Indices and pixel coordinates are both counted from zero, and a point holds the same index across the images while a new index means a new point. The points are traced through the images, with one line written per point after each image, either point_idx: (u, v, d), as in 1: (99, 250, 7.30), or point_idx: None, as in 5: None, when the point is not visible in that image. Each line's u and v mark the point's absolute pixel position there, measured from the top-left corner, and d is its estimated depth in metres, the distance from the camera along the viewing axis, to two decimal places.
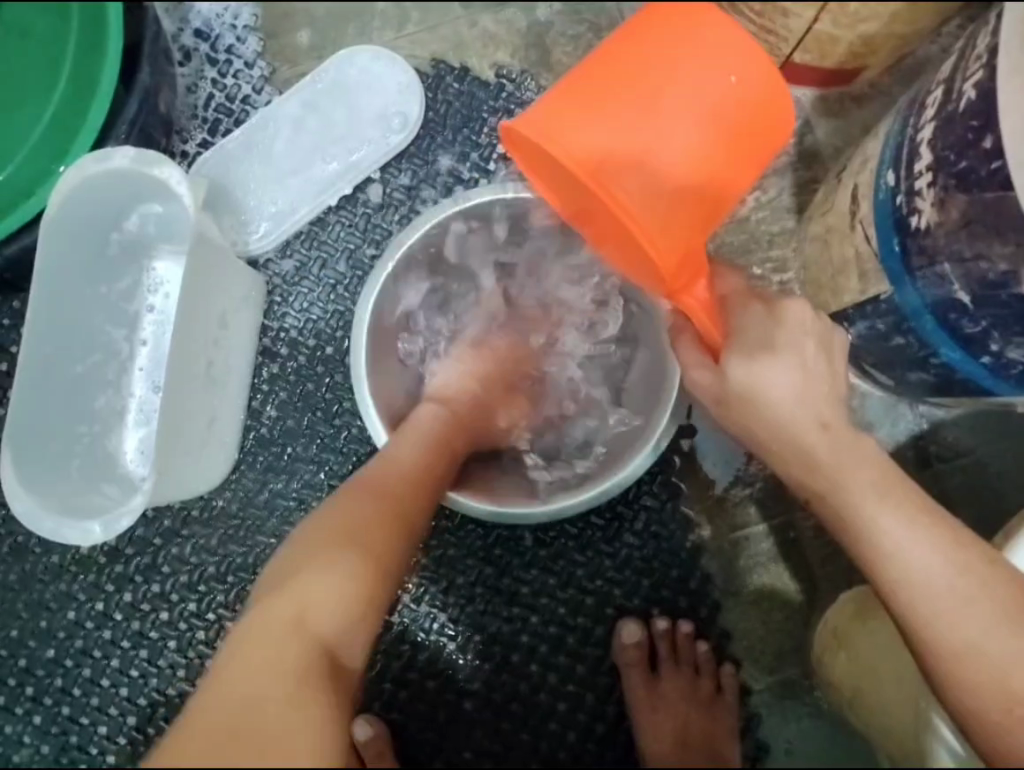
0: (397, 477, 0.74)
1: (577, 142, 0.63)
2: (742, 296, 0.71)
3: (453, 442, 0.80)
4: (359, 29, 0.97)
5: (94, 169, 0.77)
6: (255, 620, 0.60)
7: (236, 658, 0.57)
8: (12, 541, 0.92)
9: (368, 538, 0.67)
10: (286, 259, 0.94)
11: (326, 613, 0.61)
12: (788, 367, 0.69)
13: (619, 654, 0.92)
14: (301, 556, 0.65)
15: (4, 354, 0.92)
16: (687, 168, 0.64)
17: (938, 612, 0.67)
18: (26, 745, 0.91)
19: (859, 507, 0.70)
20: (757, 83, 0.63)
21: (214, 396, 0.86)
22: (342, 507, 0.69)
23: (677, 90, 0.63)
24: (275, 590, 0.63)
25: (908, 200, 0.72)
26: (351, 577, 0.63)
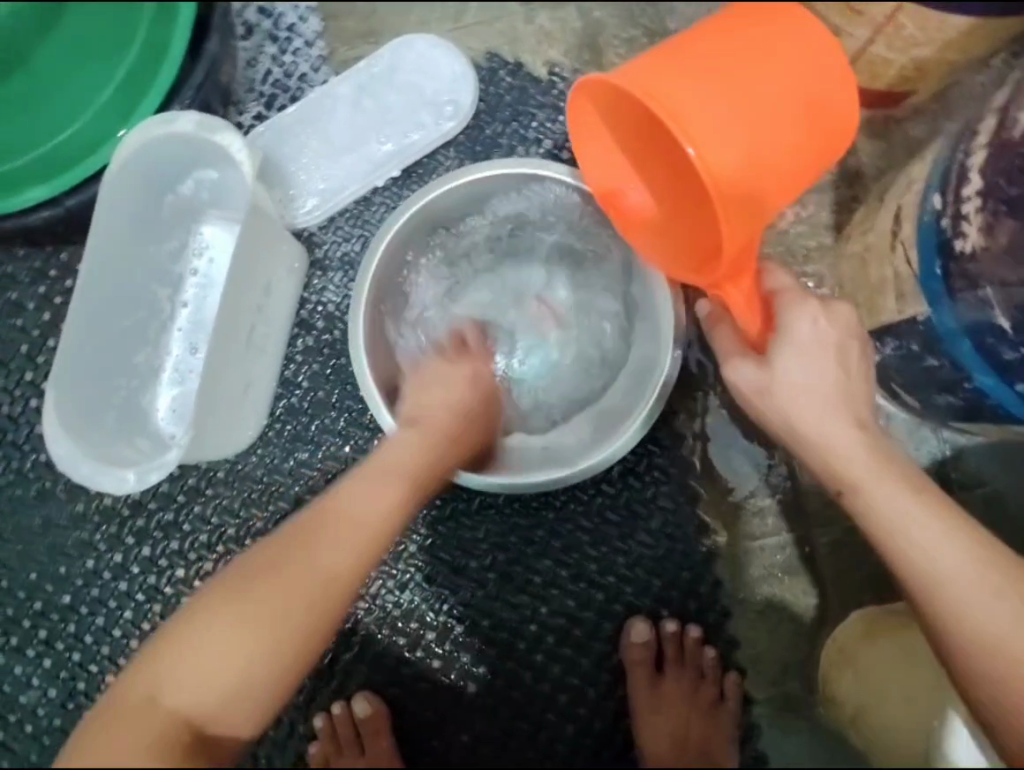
0: (331, 526, 0.70)
1: (666, 100, 0.61)
2: (795, 292, 0.74)
3: (416, 476, 0.76)
4: (419, 18, 0.99)
5: (160, 130, 0.79)
6: (132, 686, 0.63)
7: (94, 733, 0.61)
8: (40, 485, 0.94)
9: (262, 600, 0.65)
10: (329, 234, 0.96)
11: (188, 688, 0.62)
12: (834, 363, 0.73)
13: (625, 652, 0.93)
14: (194, 613, 0.66)
15: (50, 304, 0.95)
16: (754, 171, 0.63)
17: (965, 612, 0.68)
18: (34, 686, 0.93)
19: (887, 504, 0.71)
20: (838, 111, 0.64)
21: (252, 363, 0.88)
22: (255, 556, 0.68)
23: (772, 89, 0.62)
24: (161, 647, 0.65)
25: (953, 224, 0.73)
26: (233, 647, 0.64)
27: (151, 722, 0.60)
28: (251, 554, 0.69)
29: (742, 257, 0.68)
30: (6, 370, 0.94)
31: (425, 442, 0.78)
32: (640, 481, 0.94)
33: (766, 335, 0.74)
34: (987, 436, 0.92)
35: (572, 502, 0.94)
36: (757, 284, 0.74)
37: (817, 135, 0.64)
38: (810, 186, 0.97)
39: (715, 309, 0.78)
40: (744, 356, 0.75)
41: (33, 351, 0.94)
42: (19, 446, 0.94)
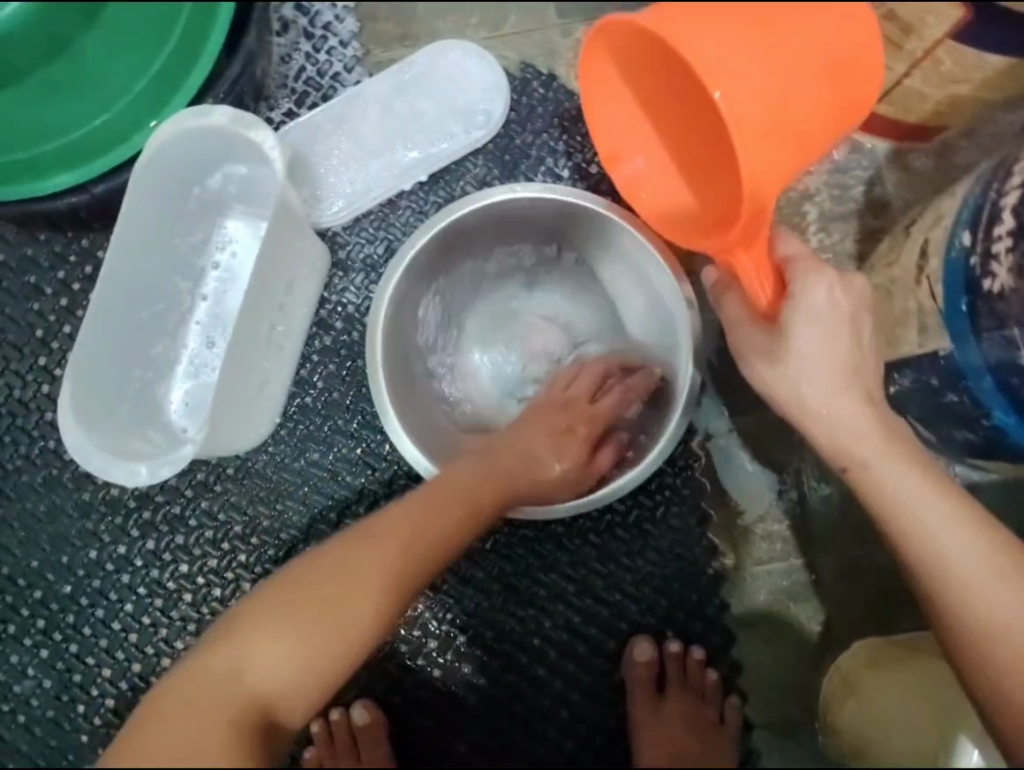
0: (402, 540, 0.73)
1: (692, 46, 0.55)
2: (809, 261, 0.72)
3: (475, 511, 0.78)
4: (455, 24, 0.98)
5: (193, 124, 0.79)
6: (214, 656, 0.68)
7: (170, 699, 0.65)
8: (47, 472, 0.93)
9: (339, 604, 0.70)
10: (353, 235, 0.96)
11: (265, 671, 0.67)
12: (847, 331, 0.73)
13: (628, 670, 0.92)
14: (270, 604, 0.70)
15: (67, 290, 0.94)
16: (778, 133, 0.58)
17: (977, 590, 0.72)
18: (29, 676, 0.92)
19: (900, 482, 0.74)
20: (869, 62, 0.58)
21: (269, 358, 0.88)
22: (330, 556, 0.72)
23: (807, 35, 0.55)
24: (243, 624, 0.69)
25: (982, 263, 0.74)
26: (307, 642, 0.68)
27: (229, 700, 0.65)
28: (334, 544, 0.74)
29: (754, 225, 0.65)
30: (19, 354, 0.93)
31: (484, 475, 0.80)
32: (651, 500, 0.94)
33: (777, 303, 0.72)
34: (999, 473, 0.93)
35: (582, 518, 0.94)
36: (770, 254, 0.70)
37: (844, 94, 0.59)
38: (835, 214, 0.97)
39: (721, 277, 0.75)
40: (754, 327, 0.73)
41: (47, 337, 0.94)
42: (28, 432, 0.93)
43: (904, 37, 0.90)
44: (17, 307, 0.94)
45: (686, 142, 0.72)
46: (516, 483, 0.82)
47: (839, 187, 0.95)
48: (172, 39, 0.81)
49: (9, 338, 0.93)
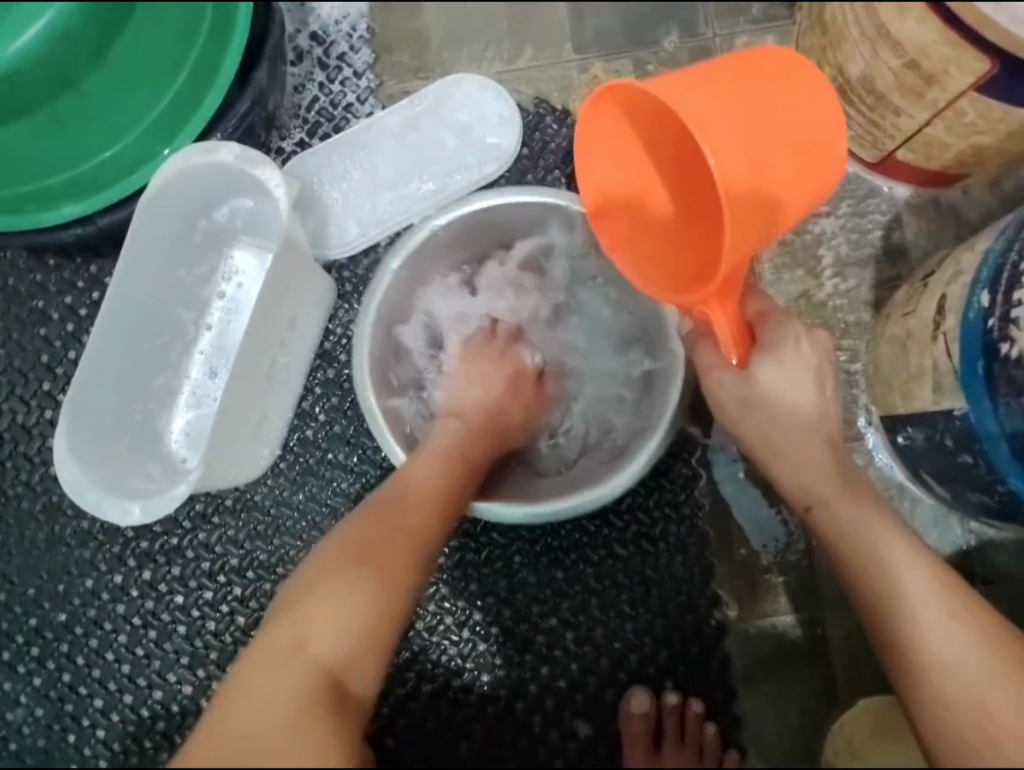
0: (415, 490, 0.73)
1: (684, 107, 0.58)
2: (778, 315, 0.73)
3: (468, 454, 0.79)
4: (470, 57, 0.97)
5: (198, 158, 0.79)
6: (267, 644, 0.61)
7: (236, 692, 0.58)
8: (47, 499, 0.93)
9: (379, 556, 0.67)
10: (361, 268, 0.94)
11: (333, 641, 0.61)
12: (809, 382, 0.72)
13: (624, 721, 0.90)
14: (314, 574, 0.65)
15: (75, 316, 0.94)
16: (761, 197, 0.60)
17: (918, 617, 0.66)
18: (21, 704, 0.91)
19: (862, 529, 0.70)
20: (836, 157, 0.62)
21: (268, 393, 0.87)
22: (363, 524, 0.69)
23: (781, 120, 0.60)
24: (289, 609, 0.64)
25: (1000, 326, 0.71)
26: (364, 599, 0.64)
27: (301, 677, 0.59)
28: (349, 525, 0.70)
29: (732, 275, 0.64)
30: (24, 378, 0.94)
31: (478, 434, 0.81)
32: (655, 548, 0.92)
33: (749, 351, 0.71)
34: (1015, 532, 0.90)
35: (582, 562, 0.92)
36: (740, 310, 0.70)
37: (815, 179, 0.61)
38: (850, 261, 0.95)
39: (695, 326, 0.74)
40: (726, 373, 0.72)
41: (52, 362, 0.94)
42: (30, 458, 0.93)
43: (926, 85, 0.77)
44: (24, 333, 0.94)
45: (679, 210, 0.72)
46: (499, 436, 0.84)
47: (856, 231, 0.95)
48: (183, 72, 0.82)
49: (15, 363, 0.94)
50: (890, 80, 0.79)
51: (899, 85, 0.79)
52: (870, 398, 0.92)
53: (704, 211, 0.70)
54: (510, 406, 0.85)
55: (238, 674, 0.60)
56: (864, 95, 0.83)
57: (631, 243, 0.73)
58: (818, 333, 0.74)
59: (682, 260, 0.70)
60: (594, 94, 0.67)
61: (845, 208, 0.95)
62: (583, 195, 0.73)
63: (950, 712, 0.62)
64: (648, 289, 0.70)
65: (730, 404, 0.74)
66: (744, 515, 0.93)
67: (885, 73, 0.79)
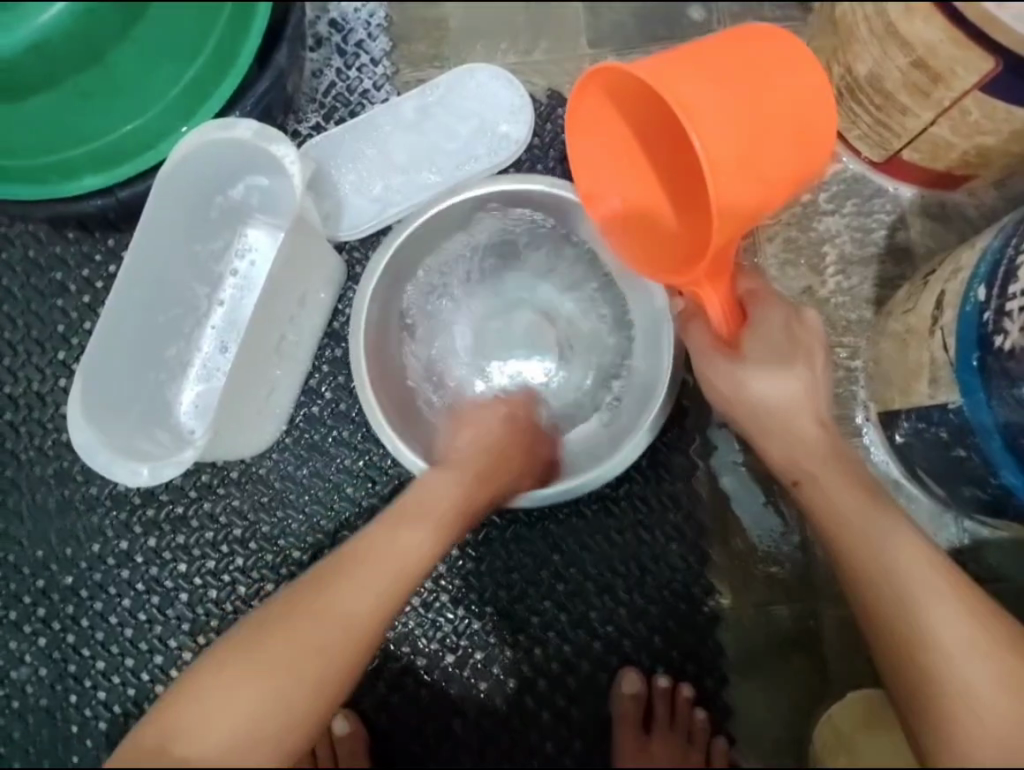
0: (365, 569, 0.70)
1: (672, 89, 0.60)
2: (767, 293, 0.75)
3: (450, 520, 0.75)
4: (486, 48, 0.99)
5: (217, 135, 0.81)
6: (149, 733, 0.62)
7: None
8: (58, 465, 0.95)
9: (296, 640, 0.65)
10: (370, 250, 0.96)
11: (201, 744, 0.60)
12: (801, 366, 0.73)
13: (614, 703, 0.91)
14: (231, 653, 0.65)
15: (92, 287, 0.96)
16: (751, 176, 0.61)
17: (907, 589, 0.67)
18: (25, 664, 0.93)
19: (855, 508, 0.71)
20: (827, 128, 0.63)
21: (277, 368, 0.89)
22: (288, 608, 0.67)
23: (770, 99, 0.61)
24: (179, 697, 0.64)
25: (995, 319, 0.73)
26: (262, 693, 0.63)
27: None
28: (280, 603, 0.68)
29: (723, 256, 0.67)
30: (40, 347, 0.96)
31: (464, 487, 0.77)
32: (651, 534, 0.94)
33: (738, 330, 0.73)
34: (1010, 530, 0.90)
35: (580, 547, 0.94)
36: (732, 288, 0.73)
37: (805, 152, 0.63)
38: (853, 259, 0.96)
39: (689, 307, 0.78)
40: (717, 353, 0.74)
41: (69, 332, 0.96)
42: (43, 424, 0.95)
43: (932, 84, 0.78)
44: (42, 303, 0.96)
45: (672, 192, 0.74)
46: (501, 480, 0.81)
47: (861, 229, 0.97)
48: (204, 54, 0.85)
49: (33, 332, 0.96)
50: (897, 78, 0.80)
51: (906, 84, 0.80)
52: (869, 393, 0.93)
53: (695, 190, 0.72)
54: (512, 446, 0.83)
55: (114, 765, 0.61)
56: (870, 94, 0.85)
57: (625, 226, 0.75)
58: (810, 313, 0.75)
59: (676, 242, 0.72)
60: (582, 78, 0.68)
61: (851, 206, 0.97)
62: (578, 178, 0.75)
63: (934, 700, 0.64)
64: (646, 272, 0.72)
65: (727, 386, 0.75)
66: (742, 507, 0.94)
67: (892, 72, 0.80)
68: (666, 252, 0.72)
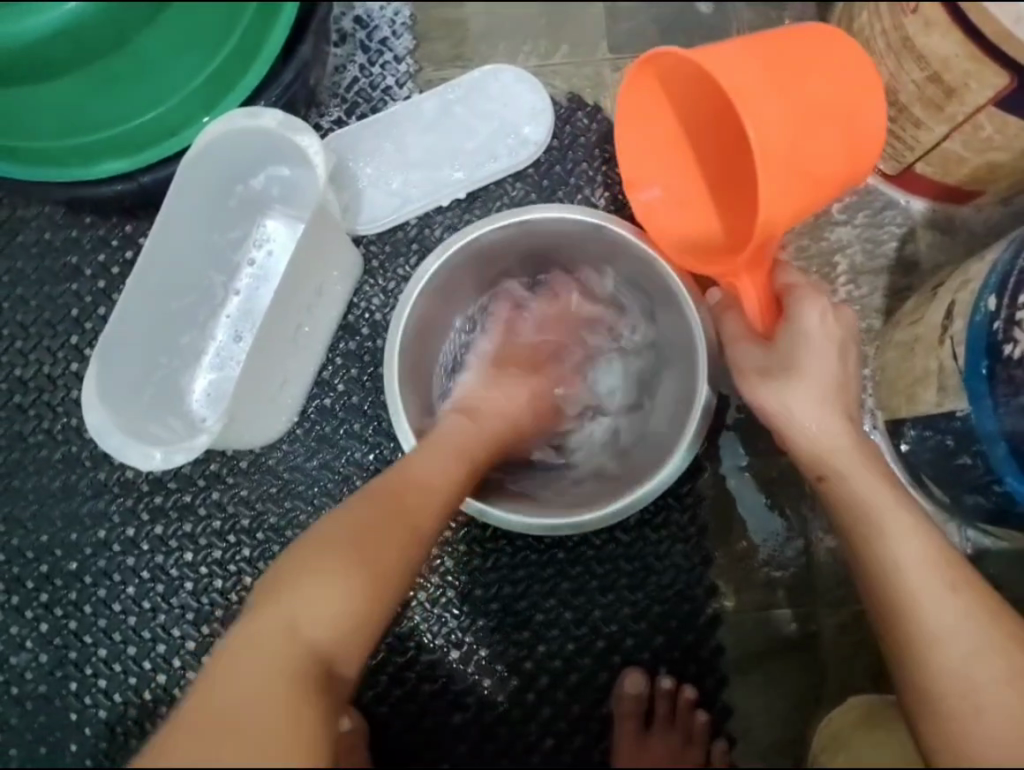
0: (416, 481, 0.74)
1: (732, 74, 0.64)
2: (807, 287, 0.77)
3: (475, 454, 0.80)
4: (507, 51, 1.01)
5: (241, 123, 0.81)
6: (253, 623, 0.63)
7: (224, 664, 0.61)
8: (66, 449, 0.95)
9: (376, 540, 0.68)
10: (386, 245, 0.97)
11: (318, 623, 0.63)
12: (834, 354, 0.76)
13: (616, 702, 0.92)
14: (309, 551, 0.67)
15: (106, 274, 0.97)
16: (800, 164, 0.65)
17: (917, 593, 0.69)
18: (25, 649, 0.93)
19: (874, 502, 0.73)
20: (876, 129, 0.66)
21: (292, 357, 0.89)
22: (354, 511, 0.70)
23: (825, 92, 0.65)
24: (275, 590, 0.65)
25: (1005, 329, 0.74)
26: (353, 585, 0.65)
27: (289, 653, 0.61)
28: (342, 511, 0.71)
29: (763, 250, 0.71)
30: (52, 331, 0.96)
31: (485, 427, 0.82)
32: (656, 535, 0.94)
33: (774, 324, 0.77)
34: (1011, 540, 0.91)
35: (587, 545, 0.94)
36: (769, 280, 0.76)
37: (851, 152, 0.66)
38: (863, 269, 0.98)
39: (727, 296, 0.81)
40: (752, 344, 0.77)
41: (81, 317, 0.96)
42: (52, 408, 0.95)
43: (946, 98, 0.80)
44: (56, 287, 0.97)
45: (721, 200, 0.80)
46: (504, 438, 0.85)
47: (872, 241, 0.98)
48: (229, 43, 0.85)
49: (45, 315, 0.96)
50: (913, 92, 0.82)
51: (921, 97, 0.82)
52: (878, 401, 0.93)
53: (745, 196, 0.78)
54: (521, 417, 0.87)
55: (227, 654, 0.61)
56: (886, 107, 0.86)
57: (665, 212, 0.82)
58: (844, 311, 0.78)
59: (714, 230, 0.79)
60: (642, 61, 0.75)
61: (862, 217, 0.98)
62: (625, 164, 0.82)
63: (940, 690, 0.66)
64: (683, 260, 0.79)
65: (759, 373, 0.77)
66: (747, 512, 0.95)
67: (908, 85, 0.82)
68: (713, 253, 0.78)
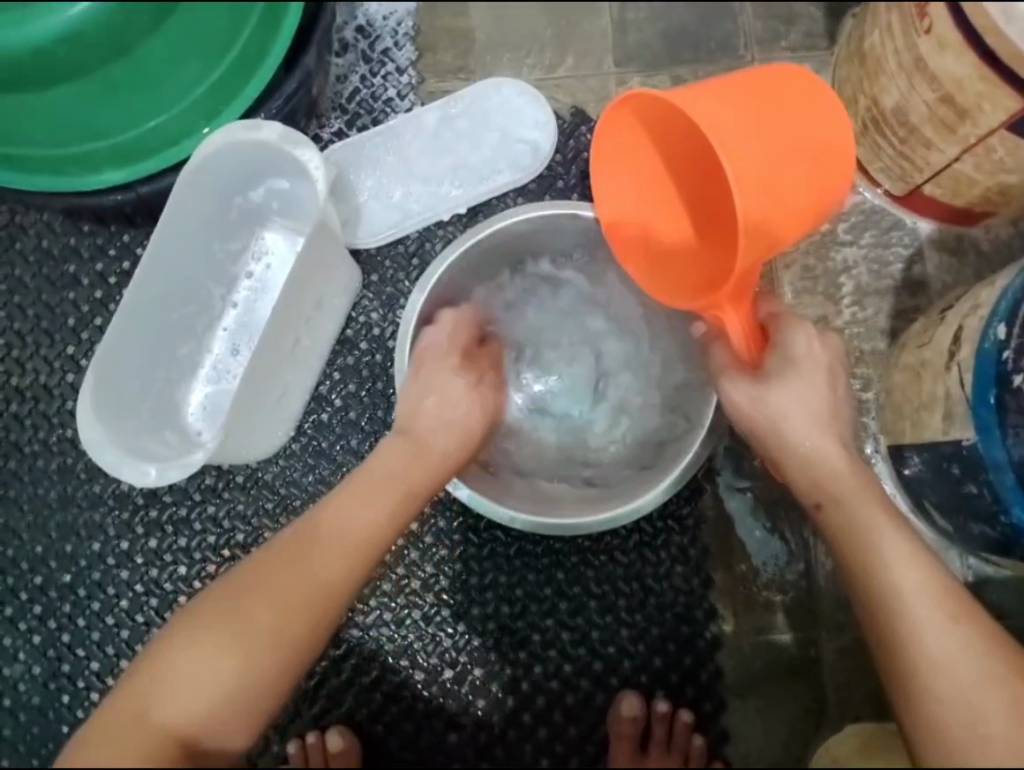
0: (325, 540, 0.71)
1: (703, 118, 0.63)
2: (790, 317, 0.77)
3: (399, 493, 0.75)
4: (511, 62, 0.99)
5: (242, 135, 0.80)
6: (128, 695, 0.64)
7: (92, 745, 0.61)
8: (61, 460, 0.94)
9: (253, 609, 0.66)
10: (388, 259, 0.96)
11: (189, 705, 0.63)
12: (820, 379, 0.75)
13: (613, 723, 0.90)
14: (190, 617, 0.67)
15: (103, 283, 0.96)
16: (778, 200, 0.64)
17: (915, 619, 0.68)
18: (19, 660, 0.92)
19: (868, 520, 0.72)
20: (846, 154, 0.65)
21: (289, 373, 0.88)
22: (249, 576, 0.68)
23: (797, 131, 0.64)
24: (156, 659, 0.65)
25: (1015, 358, 0.73)
26: (228, 664, 0.64)
27: (153, 737, 0.61)
28: (240, 573, 0.69)
29: (745, 279, 0.69)
30: (49, 340, 0.95)
31: (422, 458, 0.78)
32: (655, 556, 0.93)
33: (761, 352, 0.76)
34: (1014, 568, 0.90)
35: (583, 566, 0.93)
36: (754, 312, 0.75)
37: (826, 179, 0.65)
38: (869, 289, 0.96)
39: (711, 328, 0.79)
40: (742, 373, 0.76)
41: (78, 327, 0.95)
42: (48, 418, 0.95)
43: (958, 120, 0.78)
44: (52, 296, 0.96)
45: (703, 225, 0.77)
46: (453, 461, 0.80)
47: (878, 261, 0.97)
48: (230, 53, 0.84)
49: (42, 325, 0.95)
50: (924, 112, 0.80)
51: (932, 118, 0.80)
52: (880, 424, 0.93)
53: (726, 223, 0.74)
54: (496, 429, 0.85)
55: (98, 729, 0.62)
56: (895, 127, 0.85)
57: (643, 253, 0.79)
58: (828, 338, 0.78)
59: (698, 265, 0.76)
60: (617, 101, 0.73)
61: (869, 237, 0.97)
62: (603, 203, 0.80)
63: (945, 715, 0.65)
64: (672, 299, 0.75)
65: (753, 402, 0.75)
66: (749, 533, 0.94)
67: (920, 106, 0.80)
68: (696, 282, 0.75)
